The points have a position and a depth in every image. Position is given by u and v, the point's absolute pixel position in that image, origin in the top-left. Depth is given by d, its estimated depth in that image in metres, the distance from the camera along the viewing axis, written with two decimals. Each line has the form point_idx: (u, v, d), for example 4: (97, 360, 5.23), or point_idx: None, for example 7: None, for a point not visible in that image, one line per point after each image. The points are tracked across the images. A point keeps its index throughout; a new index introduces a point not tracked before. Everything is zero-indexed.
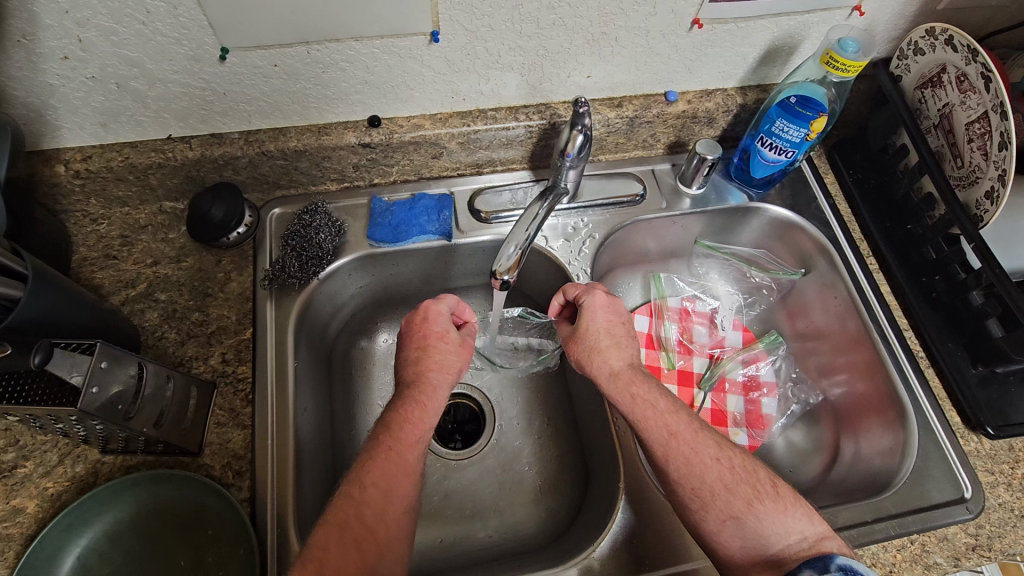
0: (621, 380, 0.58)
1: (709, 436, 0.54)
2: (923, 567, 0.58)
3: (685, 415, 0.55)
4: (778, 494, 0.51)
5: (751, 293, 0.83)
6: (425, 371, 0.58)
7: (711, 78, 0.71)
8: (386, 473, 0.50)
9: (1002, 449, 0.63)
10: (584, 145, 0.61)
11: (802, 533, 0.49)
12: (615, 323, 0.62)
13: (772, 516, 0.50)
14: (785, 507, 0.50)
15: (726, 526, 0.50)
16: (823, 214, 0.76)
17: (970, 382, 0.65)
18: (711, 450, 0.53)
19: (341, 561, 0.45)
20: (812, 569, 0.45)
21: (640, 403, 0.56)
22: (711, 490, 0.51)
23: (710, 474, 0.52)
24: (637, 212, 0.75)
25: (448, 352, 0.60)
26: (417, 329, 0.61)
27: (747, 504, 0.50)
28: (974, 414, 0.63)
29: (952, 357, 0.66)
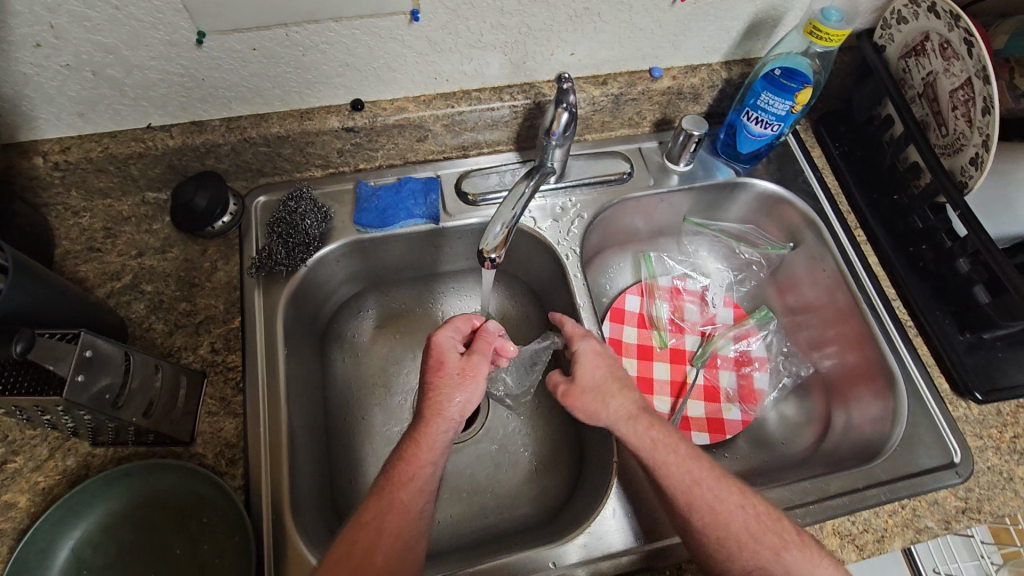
0: (638, 423, 0.57)
1: (732, 481, 0.54)
2: (914, 531, 0.58)
3: (707, 461, 0.55)
4: (803, 542, 0.52)
5: (741, 270, 0.84)
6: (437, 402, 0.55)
7: (696, 53, 0.70)
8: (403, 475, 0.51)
9: (990, 413, 0.64)
10: (570, 124, 0.61)
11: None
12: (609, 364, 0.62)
13: (801, 564, 0.50)
14: (812, 557, 0.51)
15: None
16: (810, 187, 0.76)
17: (958, 349, 0.65)
18: (737, 496, 0.53)
19: None
20: None
21: (661, 445, 0.55)
22: (738, 539, 0.51)
23: (735, 522, 0.52)
24: (625, 190, 0.75)
25: (450, 382, 0.56)
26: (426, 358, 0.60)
27: (776, 553, 0.51)
28: (962, 380, 0.64)
29: (940, 325, 0.67)
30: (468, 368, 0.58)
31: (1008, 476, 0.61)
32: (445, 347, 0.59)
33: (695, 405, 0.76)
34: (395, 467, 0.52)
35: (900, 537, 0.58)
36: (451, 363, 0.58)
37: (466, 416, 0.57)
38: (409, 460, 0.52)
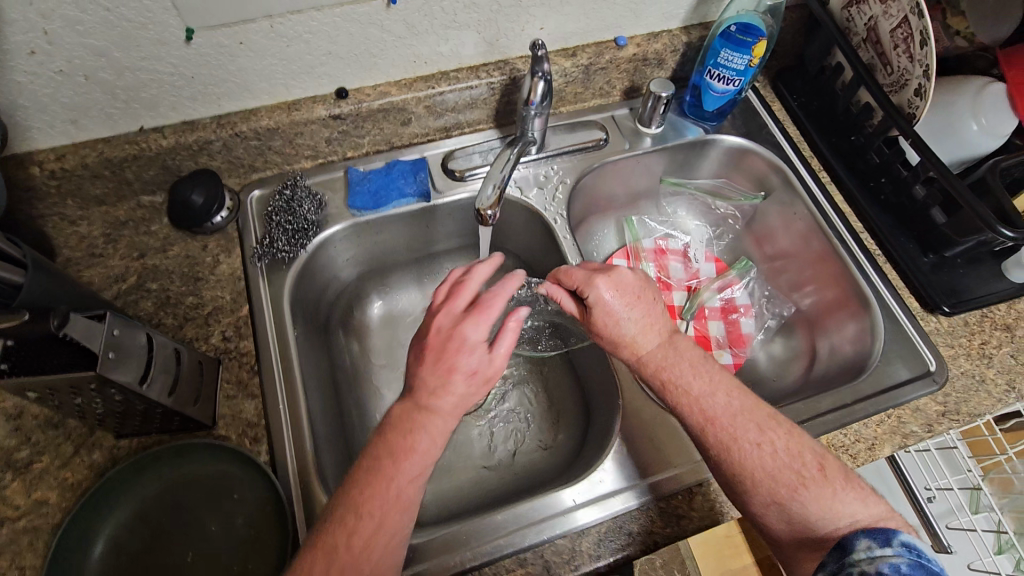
0: (649, 366, 0.60)
1: (754, 418, 0.56)
2: (901, 436, 0.63)
3: (722, 395, 0.57)
4: (825, 478, 0.53)
5: (718, 224, 0.90)
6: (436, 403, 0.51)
7: (656, 21, 0.75)
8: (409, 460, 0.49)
9: (959, 325, 0.69)
10: (546, 92, 0.66)
11: (854, 517, 0.51)
12: (627, 292, 0.62)
13: (821, 496, 0.52)
14: (834, 492, 0.53)
15: (769, 510, 0.54)
16: (774, 138, 0.81)
17: (924, 270, 0.71)
18: (755, 435, 0.55)
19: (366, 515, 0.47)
20: (872, 540, 0.47)
21: (671, 387, 0.59)
22: (753, 477, 0.54)
23: (751, 462, 0.54)
24: (602, 156, 0.79)
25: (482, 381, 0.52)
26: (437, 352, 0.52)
27: (793, 490, 0.53)
28: (930, 297, 0.69)
29: (905, 250, 0.72)
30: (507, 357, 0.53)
31: (980, 379, 0.66)
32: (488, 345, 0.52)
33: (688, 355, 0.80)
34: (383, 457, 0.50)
35: (888, 443, 0.62)
36: (455, 357, 0.51)
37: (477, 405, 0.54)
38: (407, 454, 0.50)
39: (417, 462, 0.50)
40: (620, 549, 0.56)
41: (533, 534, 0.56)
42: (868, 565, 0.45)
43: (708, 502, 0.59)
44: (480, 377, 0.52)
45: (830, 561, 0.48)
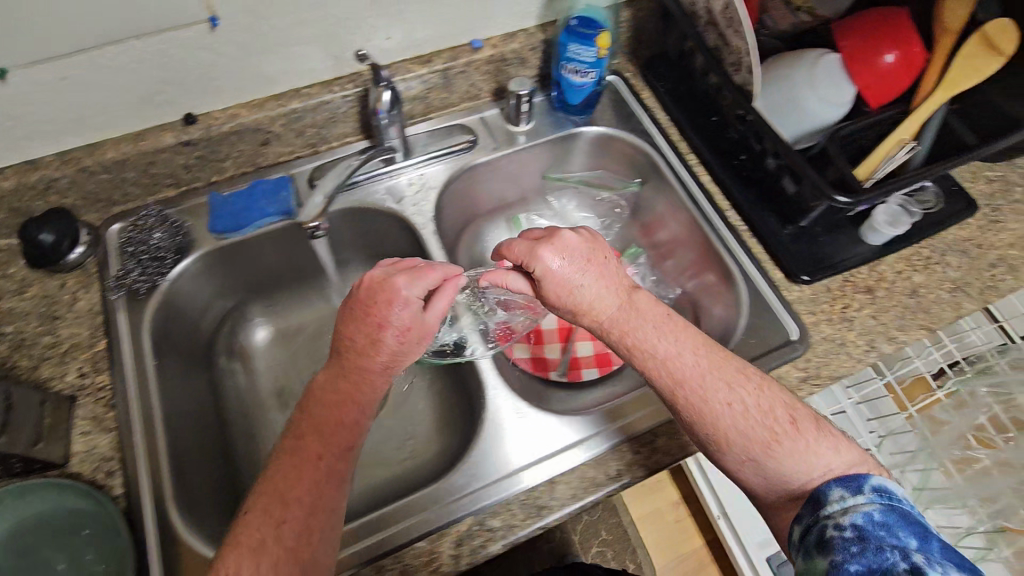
0: (613, 329, 0.58)
1: (719, 375, 0.55)
2: None
3: (688, 353, 0.55)
4: (797, 431, 0.53)
5: (608, 214, 0.91)
6: (365, 365, 0.56)
7: (509, 21, 0.76)
8: (335, 437, 0.53)
9: (821, 292, 0.71)
10: (394, 101, 0.67)
11: (827, 468, 0.51)
12: (574, 256, 0.60)
13: (793, 447, 0.52)
14: (808, 446, 0.52)
15: (744, 466, 0.54)
16: (643, 125, 0.83)
17: (785, 241, 0.72)
18: (723, 395, 0.54)
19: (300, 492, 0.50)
20: (846, 489, 0.48)
21: (638, 349, 0.57)
22: (726, 436, 0.53)
23: (722, 421, 0.53)
24: (472, 157, 0.80)
25: (403, 345, 0.56)
26: (362, 307, 0.56)
27: (766, 447, 0.52)
28: (790, 267, 0.71)
29: (767, 223, 0.73)
30: (424, 323, 0.58)
31: (840, 342, 0.68)
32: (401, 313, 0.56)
33: (585, 344, 0.83)
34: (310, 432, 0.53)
35: None
36: (381, 314, 0.56)
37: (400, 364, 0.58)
38: (335, 426, 0.54)
39: (343, 436, 0.54)
40: (480, 546, 0.56)
41: (391, 538, 0.56)
42: (843, 516, 0.47)
43: (570, 490, 0.59)
44: (410, 331, 0.57)
45: (807, 513, 0.49)
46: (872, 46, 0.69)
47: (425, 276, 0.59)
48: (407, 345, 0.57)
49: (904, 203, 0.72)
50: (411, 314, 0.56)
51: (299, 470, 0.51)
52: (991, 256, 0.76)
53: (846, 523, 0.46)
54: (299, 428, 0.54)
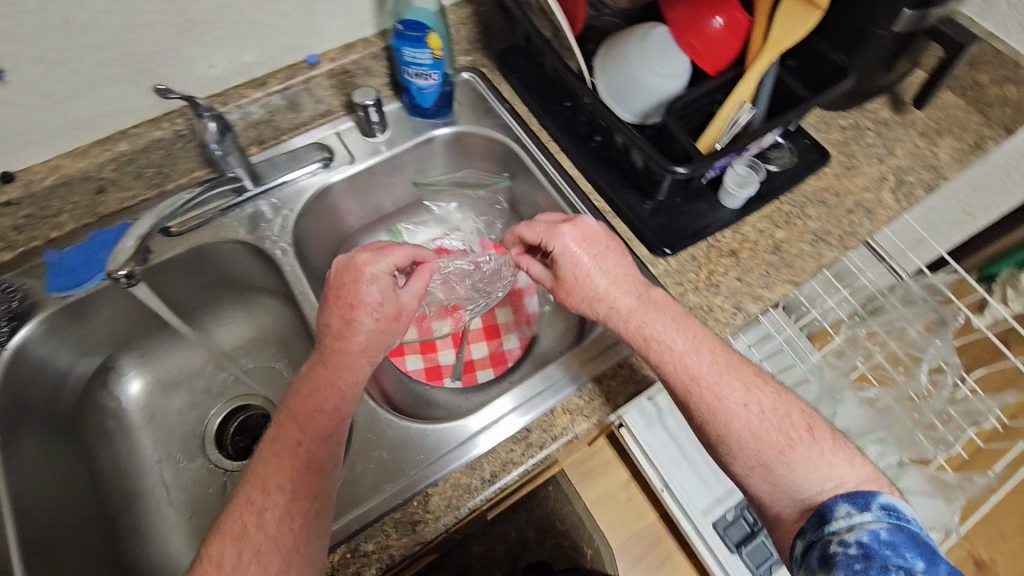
0: (630, 322, 0.62)
1: (736, 378, 0.59)
2: (636, 383, 0.65)
3: (707, 350, 0.60)
4: (813, 438, 0.56)
5: (488, 212, 0.90)
6: (342, 347, 0.58)
7: (344, 32, 0.74)
8: (316, 421, 0.54)
9: (687, 262, 0.72)
10: (223, 131, 0.64)
11: (840, 480, 0.53)
12: (593, 243, 0.64)
13: (811, 453, 0.55)
14: (821, 452, 0.55)
15: (753, 471, 0.57)
16: (502, 119, 0.82)
17: (645, 216, 0.73)
18: (741, 396, 0.57)
19: (277, 475, 0.52)
20: (853, 505, 0.50)
21: (652, 343, 0.60)
22: (737, 439, 0.57)
23: (736, 422, 0.57)
24: (329, 175, 0.78)
25: (375, 327, 0.59)
26: (336, 289, 0.61)
27: (780, 451, 0.56)
28: (652, 241, 0.72)
29: (627, 201, 0.74)
30: (394, 301, 0.61)
31: (708, 309, 0.69)
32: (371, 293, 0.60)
33: (479, 345, 0.82)
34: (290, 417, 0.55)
35: (622, 394, 0.64)
36: (353, 292, 0.60)
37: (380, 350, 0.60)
38: (315, 413, 0.55)
39: (321, 424, 0.54)
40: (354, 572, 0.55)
41: None
42: (848, 533, 0.49)
43: (445, 499, 0.58)
44: (384, 305, 0.60)
45: (811, 528, 0.52)
46: (695, 13, 0.69)
47: (393, 255, 0.63)
48: (383, 326, 0.60)
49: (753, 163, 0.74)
50: (382, 291, 0.60)
51: (280, 458, 0.52)
52: (849, 201, 0.78)
53: (850, 539, 0.48)
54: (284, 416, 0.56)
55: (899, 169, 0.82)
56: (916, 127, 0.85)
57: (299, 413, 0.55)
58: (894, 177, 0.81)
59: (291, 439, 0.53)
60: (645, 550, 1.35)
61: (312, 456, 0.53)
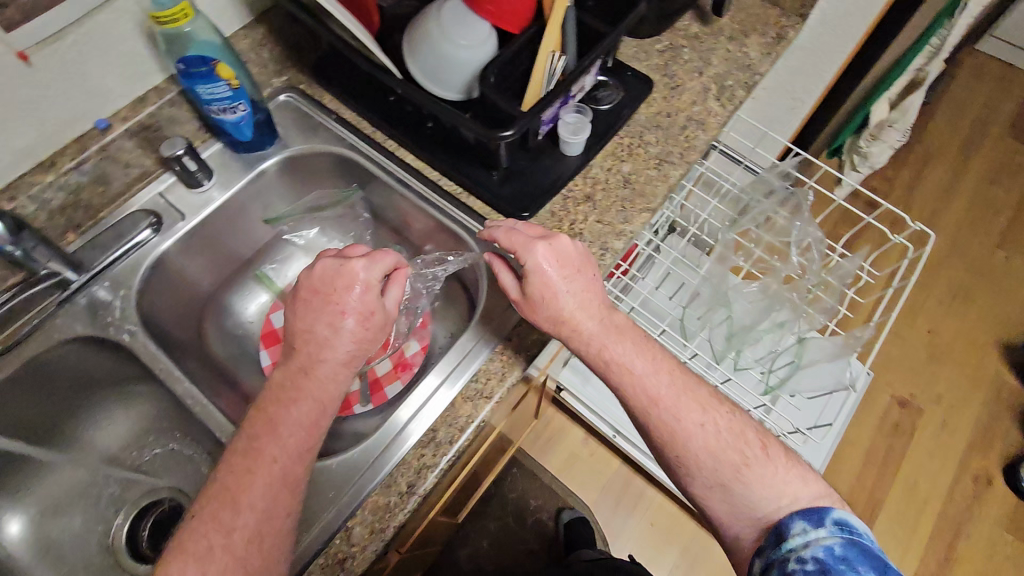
0: (593, 343, 0.62)
1: (693, 398, 0.62)
2: (526, 350, 0.65)
3: (664, 373, 0.62)
4: (766, 456, 0.60)
5: (353, 228, 0.86)
6: (319, 359, 0.56)
7: (128, 85, 0.69)
8: (292, 434, 0.53)
9: (546, 219, 0.73)
10: (11, 228, 0.57)
11: (795, 497, 0.58)
12: (566, 263, 0.62)
13: (763, 467, 0.59)
14: (776, 471, 0.60)
15: (712, 492, 0.60)
16: (332, 131, 0.80)
17: (496, 186, 0.73)
18: (698, 416, 0.61)
19: (254, 484, 0.50)
20: (807, 522, 0.55)
21: (614, 366, 0.62)
22: (695, 458, 0.60)
23: (694, 441, 0.60)
24: (162, 241, 0.72)
25: (359, 334, 0.57)
26: (315, 292, 0.58)
27: (737, 471, 0.59)
28: (507, 209, 0.72)
29: (474, 176, 0.74)
30: (380, 311, 0.59)
31: None
32: (354, 298, 0.58)
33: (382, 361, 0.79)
34: (256, 425, 0.54)
35: (516, 365, 0.65)
36: (342, 296, 0.58)
37: (358, 362, 0.58)
38: (281, 419, 0.53)
39: (297, 440, 0.53)
40: None
41: None
42: (805, 549, 0.54)
43: (369, 527, 0.57)
44: (373, 314, 0.58)
45: (769, 546, 0.56)
46: None
47: (381, 259, 0.60)
48: (367, 333, 0.58)
49: (577, 107, 0.75)
50: (369, 297, 0.58)
51: (243, 469, 0.51)
52: (681, 119, 0.82)
53: (807, 556, 0.53)
54: (253, 422, 0.54)
55: (718, 77, 0.85)
56: (725, 33, 0.89)
57: (272, 428, 0.53)
58: (715, 84, 0.85)
59: (257, 455, 0.52)
60: (619, 496, 1.39)
61: (285, 467, 0.52)
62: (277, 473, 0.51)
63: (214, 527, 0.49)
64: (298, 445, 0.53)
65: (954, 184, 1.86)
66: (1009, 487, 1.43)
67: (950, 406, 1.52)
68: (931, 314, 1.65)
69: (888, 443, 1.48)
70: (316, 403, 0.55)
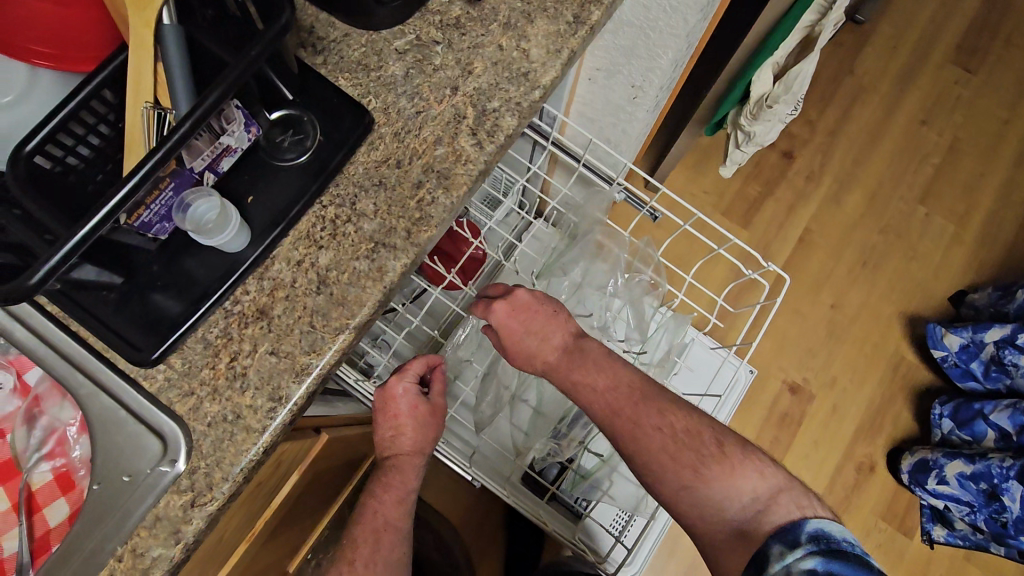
0: (561, 368, 0.62)
1: (651, 403, 0.59)
2: (143, 572, 0.47)
3: (625, 386, 0.60)
4: (725, 456, 0.56)
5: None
6: (400, 450, 0.68)
7: None
8: (386, 499, 0.67)
9: (197, 354, 0.51)
10: None
11: (754, 492, 0.54)
12: (525, 311, 0.64)
13: (720, 482, 0.55)
14: (733, 471, 0.55)
15: (680, 495, 0.56)
16: None
17: (106, 312, 0.49)
18: (654, 419, 0.58)
19: (369, 541, 0.66)
20: (784, 543, 0.50)
21: (579, 386, 0.61)
22: (659, 461, 0.56)
23: (654, 443, 0.57)
24: None
25: (417, 425, 0.69)
26: (377, 407, 0.69)
27: (697, 472, 0.55)
28: (125, 348, 0.49)
29: (70, 294, 0.49)
30: (428, 405, 0.69)
31: (235, 416, 0.50)
32: (407, 392, 0.68)
33: (57, 507, 0.63)
34: (369, 489, 0.69)
35: None
36: (394, 407, 0.68)
37: (425, 446, 0.70)
38: (381, 494, 0.68)
39: (394, 496, 0.68)
40: None
41: None
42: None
43: None
44: (419, 407, 0.69)
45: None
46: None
47: (412, 367, 0.69)
48: (423, 424, 0.69)
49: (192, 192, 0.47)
50: (415, 397, 0.68)
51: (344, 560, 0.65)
52: (415, 171, 0.56)
53: None
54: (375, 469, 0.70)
55: (478, 95, 0.59)
56: (499, 18, 0.61)
57: (375, 492, 0.68)
58: (472, 108, 0.58)
59: (371, 524, 0.67)
60: (482, 518, 1.28)
61: (378, 539, 0.66)
62: (393, 514, 0.68)
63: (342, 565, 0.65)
64: (402, 488, 0.68)
65: (883, 125, 1.61)
66: (890, 473, 1.37)
67: (843, 390, 1.42)
68: (837, 286, 1.49)
69: (774, 434, 1.39)
70: (410, 471, 0.69)
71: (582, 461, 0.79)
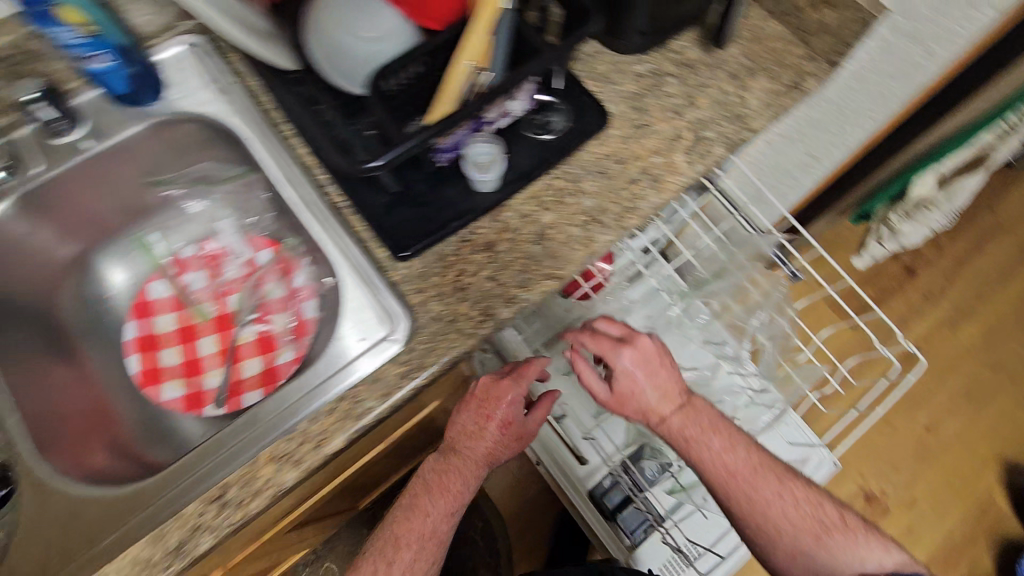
0: (672, 425, 0.65)
1: (771, 473, 0.65)
2: (354, 419, 0.57)
3: (741, 450, 0.65)
4: (845, 527, 0.65)
5: (245, 203, 0.77)
6: (472, 449, 0.69)
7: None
8: (439, 498, 0.68)
9: (432, 262, 0.62)
10: None
11: (879, 563, 0.64)
12: (648, 364, 0.66)
13: (842, 549, 0.64)
14: (855, 540, 0.64)
15: (795, 559, 0.64)
16: (241, 103, 0.69)
17: (378, 211, 0.62)
18: (776, 489, 0.65)
19: (415, 533, 0.67)
20: None
21: (693, 444, 0.65)
22: (777, 528, 0.64)
23: (771, 510, 0.64)
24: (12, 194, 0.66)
25: (498, 437, 0.69)
26: (480, 396, 0.69)
27: (819, 539, 0.64)
28: (386, 240, 0.61)
29: (357, 192, 0.62)
30: (517, 426, 0.70)
31: (451, 319, 0.60)
32: (515, 395, 0.68)
33: (252, 363, 0.75)
34: (426, 484, 0.69)
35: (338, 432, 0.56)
36: (492, 407, 0.68)
37: (495, 458, 0.71)
38: (439, 491, 0.68)
39: (445, 500, 0.68)
40: None
41: None
42: None
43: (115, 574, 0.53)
44: (511, 425, 0.69)
45: None
46: None
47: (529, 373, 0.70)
48: (502, 441, 0.70)
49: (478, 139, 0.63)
50: (516, 411, 0.69)
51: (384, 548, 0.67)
52: (633, 169, 0.67)
53: None
54: (439, 462, 0.70)
55: (697, 124, 0.69)
56: (727, 68, 0.71)
57: (437, 487, 0.68)
58: (690, 133, 0.69)
59: (417, 515, 0.68)
60: (530, 518, 1.32)
61: (416, 537, 0.67)
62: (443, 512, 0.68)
63: (379, 558, 0.66)
64: (454, 492, 0.68)
65: (1016, 266, 1.59)
66: None
67: (920, 514, 1.38)
68: (936, 409, 1.46)
69: None
70: (473, 478, 0.70)
71: (682, 474, 0.87)
